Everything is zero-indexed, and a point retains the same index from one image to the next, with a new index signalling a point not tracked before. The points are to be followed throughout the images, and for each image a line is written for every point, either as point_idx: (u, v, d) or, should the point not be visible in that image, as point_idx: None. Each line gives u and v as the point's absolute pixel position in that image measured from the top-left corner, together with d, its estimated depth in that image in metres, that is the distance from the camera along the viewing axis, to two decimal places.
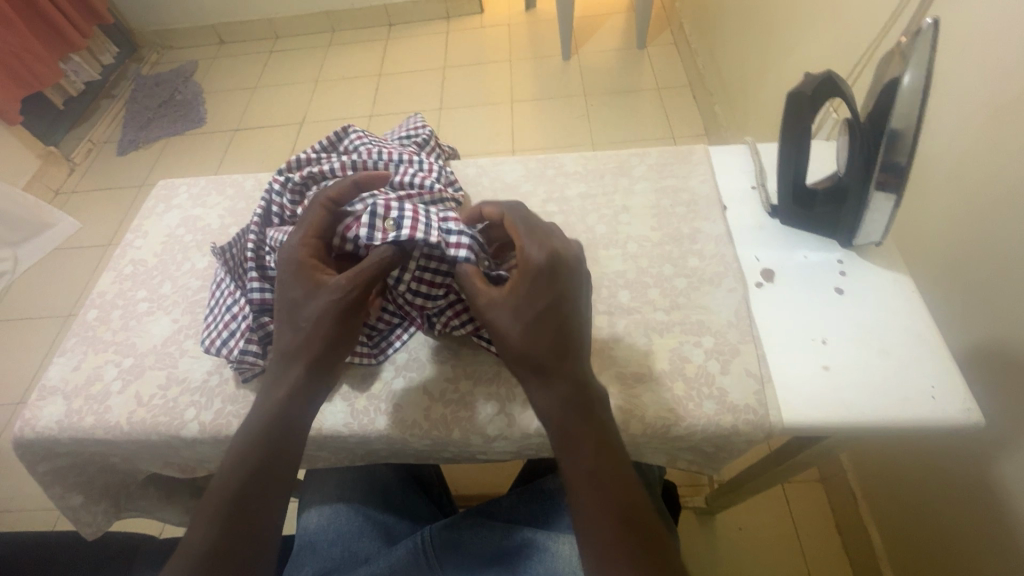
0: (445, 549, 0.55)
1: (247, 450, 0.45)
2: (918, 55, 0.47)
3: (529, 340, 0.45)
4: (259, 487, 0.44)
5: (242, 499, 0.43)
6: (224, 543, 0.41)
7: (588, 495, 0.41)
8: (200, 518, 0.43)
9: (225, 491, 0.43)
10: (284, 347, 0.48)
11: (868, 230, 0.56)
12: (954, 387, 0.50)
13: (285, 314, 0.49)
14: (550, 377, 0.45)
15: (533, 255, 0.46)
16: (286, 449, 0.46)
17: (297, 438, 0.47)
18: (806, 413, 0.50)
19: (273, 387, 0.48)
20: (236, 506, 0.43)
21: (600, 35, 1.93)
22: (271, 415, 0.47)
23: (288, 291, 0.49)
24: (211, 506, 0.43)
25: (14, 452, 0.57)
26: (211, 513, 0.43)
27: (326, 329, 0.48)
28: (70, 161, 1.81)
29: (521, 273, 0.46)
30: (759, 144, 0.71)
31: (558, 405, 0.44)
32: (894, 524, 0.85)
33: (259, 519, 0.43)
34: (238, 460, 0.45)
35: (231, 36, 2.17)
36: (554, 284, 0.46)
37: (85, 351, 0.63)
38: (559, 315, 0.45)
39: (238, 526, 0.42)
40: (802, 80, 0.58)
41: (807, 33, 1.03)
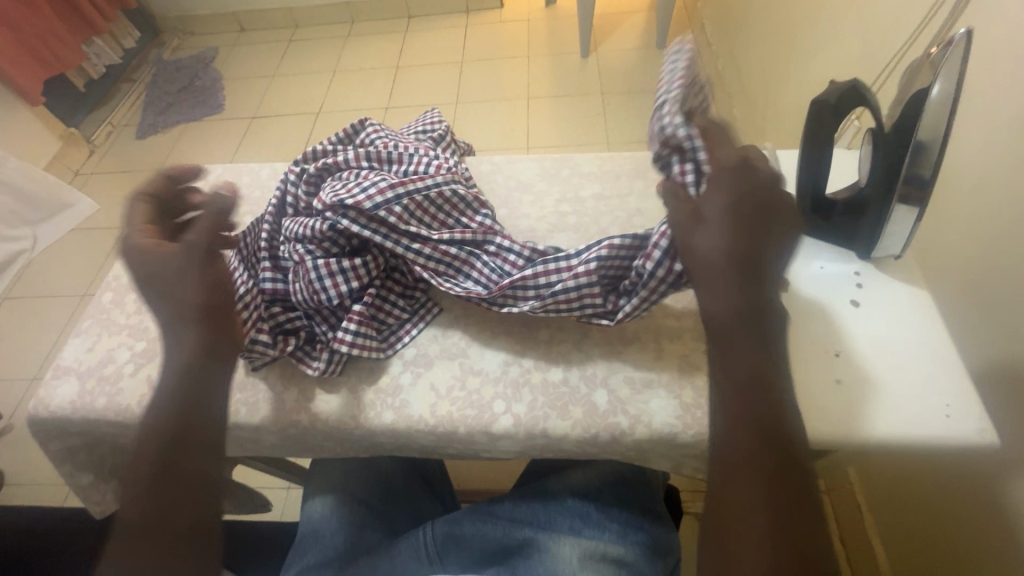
0: (446, 545, 0.56)
1: (181, 396, 0.49)
2: (949, 65, 0.46)
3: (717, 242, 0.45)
4: (178, 457, 0.46)
5: (165, 472, 0.46)
6: (150, 512, 0.44)
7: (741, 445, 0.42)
8: (134, 496, 0.45)
9: (148, 462, 0.46)
10: (164, 318, 0.51)
11: (886, 243, 0.56)
12: (968, 405, 0.49)
13: (148, 289, 0.51)
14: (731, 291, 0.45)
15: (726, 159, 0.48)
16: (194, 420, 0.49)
17: (201, 407, 0.50)
18: (814, 426, 0.50)
19: (185, 347, 0.50)
20: (156, 476, 0.45)
21: (621, 33, 1.91)
22: (199, 350, 0.50)
23: (139, 270, 0.51)
24: (139, 480, 0.45)
25: (29, 430, 0.59)
26: (140, 484, 0.45)
27: (204, 290, 0.51)
28: (89, 143, 1.84)
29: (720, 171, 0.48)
30: (780, 152, 0.70)
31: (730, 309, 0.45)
32: (900, 540, 0.84)
33: (178, 493, 0.45)
34: (162, 427, 0.47)
35: (251, 23, 2.18)
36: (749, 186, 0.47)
37: (100, 333, 0.64)
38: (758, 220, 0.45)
39: (164, 494, 0.45)
40: (827, 88, 0.56)
41: (832, 37, 1.01)
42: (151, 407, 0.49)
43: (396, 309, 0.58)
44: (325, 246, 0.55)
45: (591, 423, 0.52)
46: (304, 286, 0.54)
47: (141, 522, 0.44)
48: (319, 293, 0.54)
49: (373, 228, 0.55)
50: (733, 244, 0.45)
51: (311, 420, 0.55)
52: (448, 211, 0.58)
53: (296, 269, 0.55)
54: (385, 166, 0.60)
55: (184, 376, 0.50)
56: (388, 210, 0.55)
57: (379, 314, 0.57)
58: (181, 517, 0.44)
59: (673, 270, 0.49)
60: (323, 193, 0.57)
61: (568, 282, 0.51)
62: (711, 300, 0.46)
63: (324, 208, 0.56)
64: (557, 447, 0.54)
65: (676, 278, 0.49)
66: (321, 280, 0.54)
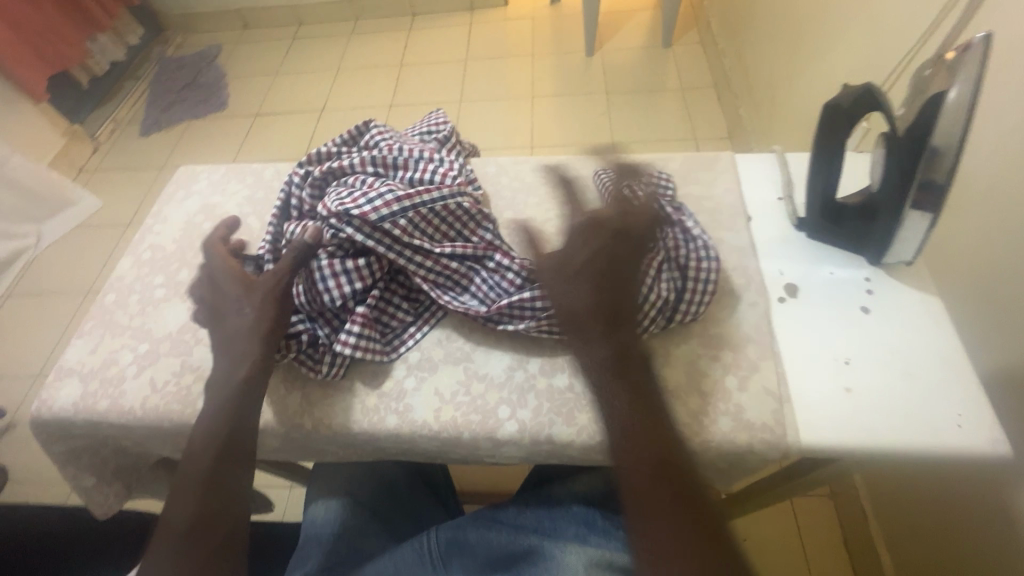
0: (451, 551, 0.55)
1: (232, 411, 0.49)
2: (966, 70, 0.45)
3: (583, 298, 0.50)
4: (225, 468, 0.47)
5: (209, 476, 0.46)
6: (195, 523, 0.44)
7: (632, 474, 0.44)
8: (181, 497, 0.46)
9: (197, 472, 0.46)
10: (226, 336, 0.52)
11: (899, 249, 0.55)
12: (980, 415, 0.49)
13: (218, 325, 0.53)
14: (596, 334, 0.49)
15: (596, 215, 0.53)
16: (243, 428, 0.49)
17: (250, 416, 0.50)
18: (824, 435, 0.49)
19: (235, 366, 0.51)
20: (205, 486, 0.46)
21: (626, 32, 1.90)
22: (249, 368, 0.51)
23: (204, 297, 0.56)
24: (188, 490, 0.46)
25: (31, 431, 0.58)
26: (190, 486, 0.46)
27: (268, 314, 0.52)
28: (93, 139, 1.84)
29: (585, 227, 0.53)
30: (789, 154, 0.69)
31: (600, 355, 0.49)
32: (907, 549, 0.83)
33: (223, 504, 0.45)
34: (212, 437, 0.48)
35: (255, 20, 2.17)
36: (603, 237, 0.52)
37: (102, 335, 0.63)
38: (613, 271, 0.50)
39: (211, 504, 0.45)
40: (839, 92, 0.56)
41: (841, 38, 1.00)
42: (204, 416, 0.50)
43: (399, 312, 0.58)
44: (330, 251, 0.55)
45: (598, 429, 0.52)
46: (307, 291, 0.54)
47: (184, 532, 0.44)
48: (323, 294, 0.54)
49: (379, 236, 0.54)
50: (597, 296, 0.50)
51: (314, 424, 0.55)
52: (451, 223, 0.58)
53: (298, 274, 0.56)
54: (391, 171, 0.60)
55: (235, 390, 0.50)
56: (393, 221, 0.55)
57: (382, 318, 0.57)
58: (219, 521, 0.44)
59: (663, 296, 0.53)
60: (328, 199, 0.57)
61: None
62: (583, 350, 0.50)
63: (328, 215, 0.56)
64: (562, 453, 0.53)
65: (663, 308, 0.53)
66: (324, 284, 0.54)
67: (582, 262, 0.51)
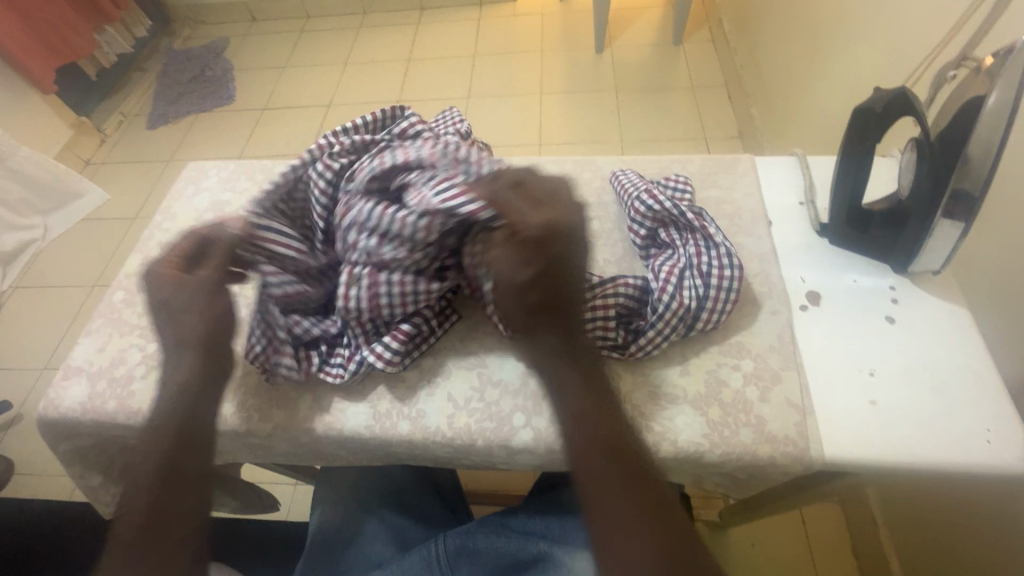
0: (459, 557, 0.54)
1: (188, 405, 0.48)
2: (1008, 75, 0.43)
3: (526, 302, 0.47)
4: (178, 462, 0.46)
5: (173, 471, 0.45)
6: (150, 522, 0.43)
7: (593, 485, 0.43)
8: (140, 491, 0.44)
9: (154, 462, 0.45)
10: (170, 343, 0.50)
11: (927, 259, 0.53)
12: (1010, 431, 0.47)
13: (165, 333, 0.50)
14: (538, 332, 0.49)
15: (530, 222, 0.46)
16: (188, 427, 0.47)
17: (197, 416, 0.48)
18: (848, 449, 0.48)
19: (173, 370, 0.50)
20: (163, 479, 0.45)
21: (636, 28, 1.87)
22: (196, 374, 0.50)
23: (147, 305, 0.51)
24: (144, 482, 0.45)
25: (38, 431, 0.58)
26: (148, 481, 0.45)
27: (202, 322, 0.50)
28: (100, 132, 1.83)
29: (518, 233, 0.46)
30: (810, 157, 0.68)
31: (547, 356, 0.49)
32: (920, 558, 0.81)
33: (177, 499, 0.44)
34: (164, 431, 0.47)
35: (263, 13, 2.16)
36: (550, 250, 0.46)
37: (110, 333, 0.62)
38: (552, 279, 0.47)
39: (169, 497, 0.44)
40: (870, 96, 0.54)
41: (859, 37, 0.98)
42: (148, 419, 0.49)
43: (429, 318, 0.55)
44: (407, 251, 0.50)
45: None
46: (362, 292, 0.50)
47: (141, 527, 0.43)
48: (387, 305, 0.51)
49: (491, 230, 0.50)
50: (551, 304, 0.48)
51: (324, 429, 0.54)
52: None
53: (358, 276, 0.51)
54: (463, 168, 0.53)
55: (192, 384, 0.49)
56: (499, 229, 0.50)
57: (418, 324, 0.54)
58: (182, 518, 0.44)
59: (684, 302, 0.52)
60: (422, 189, 0.50)
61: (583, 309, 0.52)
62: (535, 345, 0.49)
63: (426, 209, 0.49)
64: None
65: (683, 315, 0.52)
66: (385, 287, 0.51)
67: (531, 277, 0.46)
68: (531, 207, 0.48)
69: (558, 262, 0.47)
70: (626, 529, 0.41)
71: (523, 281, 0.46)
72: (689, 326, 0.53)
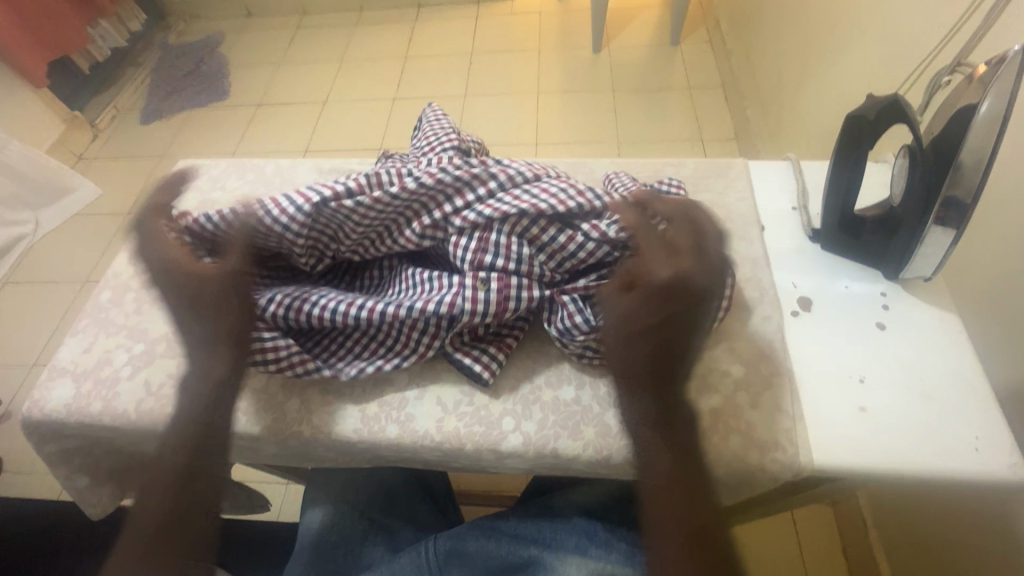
0: (448, 561, 0.54)
1: (201, 412, 0.51)
2: (1000, 83, 0.43)
3: (634, 357, 0.48)
4: (194, 461, 0.48)
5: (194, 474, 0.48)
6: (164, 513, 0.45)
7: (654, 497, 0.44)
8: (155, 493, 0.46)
9: (176, 465, 0.47)
10: (206, 337, 0.51)
11: (918, 265, 0.53)
12: (999, 439, 0.47)
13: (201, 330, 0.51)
14: (641, 386, 0.48)
15: (658, 277, 0.46)
16: (214, 433, 0.51)
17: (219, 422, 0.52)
18: (838, 456, 0.48)
19: (213, 368, 0.51)
20: (187, 480, 0.47)
21: (634, 28, 1.87)
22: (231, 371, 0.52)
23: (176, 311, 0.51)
24: (161, 483, 0.47)
25: (23, 432, 0.57)
26: (166, 482, 0.46)
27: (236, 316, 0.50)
28: (93, 126, 1.82)
29: (647, 291, 0.47)
30: (804, 162, 0.68)
31: (639, 411, 0.48)
32: (907, 560, 0.82)
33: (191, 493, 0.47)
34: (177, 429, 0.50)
35: (259, 8, 2.14)
36: (676, 314, 0.46)
37: (97, 333, 0.62)
38: (669, 344, 0.46)
39: (192, 499, 0.47)
40: (864, 102, 0.54)
41: (855, 41, 0.98)
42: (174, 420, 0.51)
43: (518, 326, 0.55)
44: (552, 266, 0.52)
45: (603, 445, 0.50)
46: (490, 294, 0.50)
47: (159, 526, 0.45)
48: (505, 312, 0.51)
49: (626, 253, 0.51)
50: (660, 351, 0.47)
51: (311, 431, 0.53)
52: None
53: (496, 282, 0.50)
54: None
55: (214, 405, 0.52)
56: None
57: (502, 332, 0.55)
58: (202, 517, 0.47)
59: None
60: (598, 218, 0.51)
61: (577, 318, 0.51)
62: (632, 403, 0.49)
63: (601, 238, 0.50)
64: (567, 468, 0.52)
65: None
66: (515, 292, 0.50)
67: (652, 335, 0.46)
68: (672, 259, 0.47)
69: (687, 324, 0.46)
70: (668, 488, 0.44)
71: (635, 339, 0.47)
72: None
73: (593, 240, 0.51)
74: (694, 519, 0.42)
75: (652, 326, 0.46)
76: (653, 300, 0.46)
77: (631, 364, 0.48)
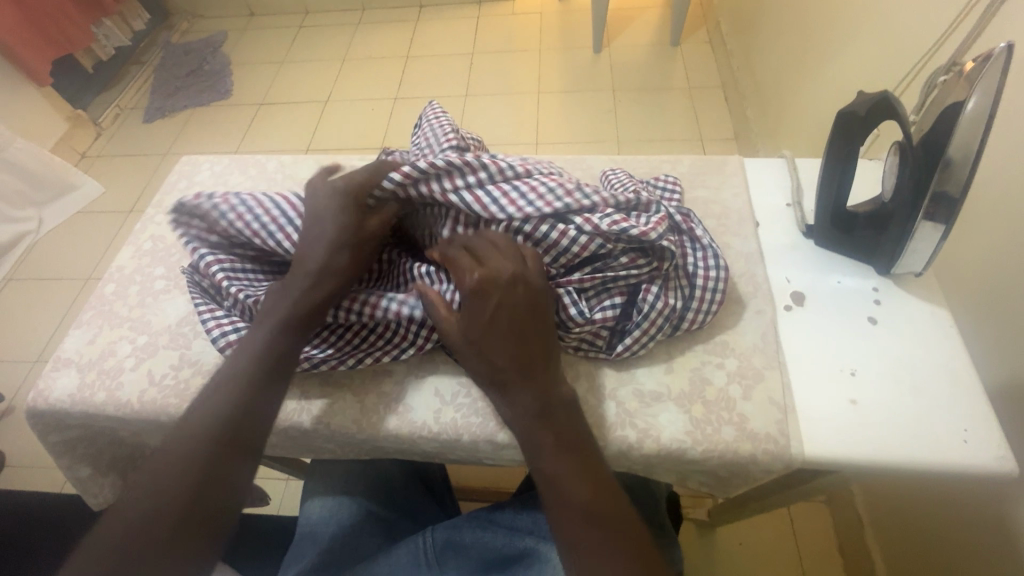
0: (445, 552, 0.55)
1: (241, 399, 0.45)
2: (986, 80, 0.44)
3: (493, 364, 0.48)
4: (225, 459, 0.43)
5: (216, 457, 0.43)
6: (190, 513, 0.40)
7: (568, 504, 0.43)
8: (172, 473, 0.42)
9: (198, 443, 0.43)
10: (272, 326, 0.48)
11: (909, 260, 0.54)
12: (987, 432, 0.48)
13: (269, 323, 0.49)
14: (511, 390, 0.47)
15: (467, 279, 0.48)
16: (248, 417, 0.45)
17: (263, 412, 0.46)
18: (828, 448, 0.48)
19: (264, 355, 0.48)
20: (209, 461, 0.42)
21: (634, 29, 1.88)
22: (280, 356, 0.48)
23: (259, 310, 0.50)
24: (180, 464, 0.42)
25: (28, 421, 0.58)
26: (186, 463, 0.42)
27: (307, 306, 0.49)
28: (97, 125, 1.83)
29: (465, 297, 0.48)
30: (798, 159, 0.69)
31: (522, 414, 0.47)
32: (902, 556, 0.83)
33: (215, 492, 0.42)
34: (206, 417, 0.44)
35: (262, 8, 2.16)
36: (497, 308, 0.48)
37: (101, 326, 0.63)
38: (507, 339, 0.47)
39: (208, 485, 0.42)
40: (855, 99, 0.55)
41: (853, 41, 0.99)
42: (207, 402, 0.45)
43: None
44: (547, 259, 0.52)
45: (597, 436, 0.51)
46: None
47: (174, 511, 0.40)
48: None
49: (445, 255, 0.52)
50: (516, 351, 0.47)
51: (311, 422, 0.54)
52: None
53: None
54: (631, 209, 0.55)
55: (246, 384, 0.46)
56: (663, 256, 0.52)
57: None
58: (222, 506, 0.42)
59: (670, 304, 0.52)
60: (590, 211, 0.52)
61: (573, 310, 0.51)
62: (515, 408, 0.47)
63: (592, 231, 0.50)
64: None
65: (669, 316, 0.52)
66: None
67: (488, 337, 0.47)
68: (480, 259, 0.49)
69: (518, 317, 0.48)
70: (586, 489, 0.43)
71: (482, 345, 0.48)
72: (674, 327, 0.54)
73: (587, 234, 0.50)
74: (616, 516, 0.42)
75: (486, 328, 0.48)
76: (470, 301, 0.48)
77: (495, 369, 0.48)
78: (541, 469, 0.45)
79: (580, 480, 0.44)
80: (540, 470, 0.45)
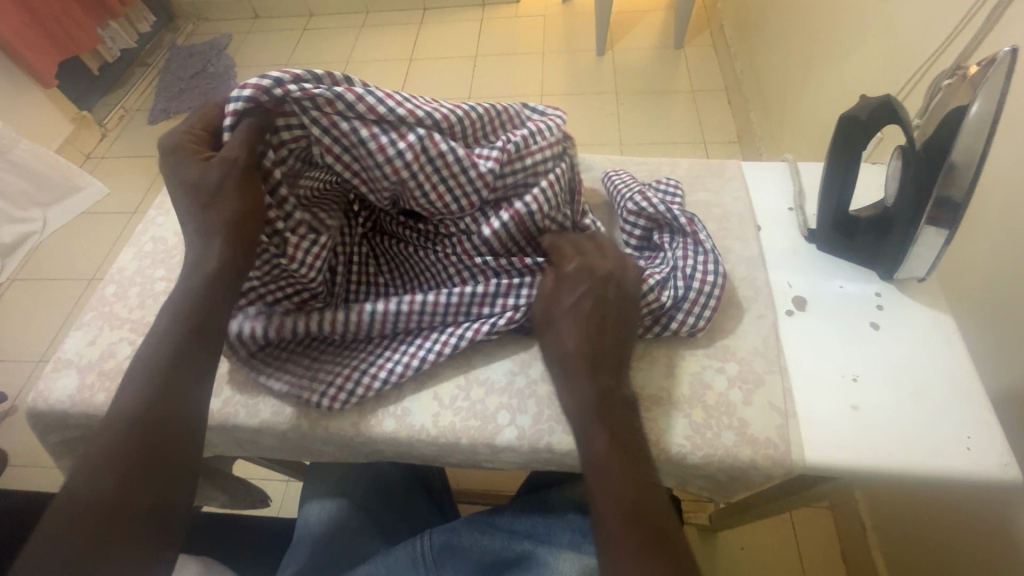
0: (443, 555, 0.54)
1: (162, 388, 0.43)
2: (990, 83, 0.44)
3: (573, 344, 0.49)
4: (158, 447, 0.41)
5: (150, 446, 0.41)
6: (122, 504, 0.39)
7: (612, 496, 0.42)
8: (97, 465, 0.40)
9: (126, 433, 0.41)
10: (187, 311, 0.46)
11: (911, 266, 0.54)
12: (990, 439, 0.47)
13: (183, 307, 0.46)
14: (579, 371, 0.48)
15: (569, 266, 0.53)
16: (171, 402, 0.43)
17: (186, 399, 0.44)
18: (829, 455, 0.48)
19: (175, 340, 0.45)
20: (142, 449, 0.41)
21: (638, 31, 1.88)
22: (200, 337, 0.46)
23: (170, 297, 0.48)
24: (107, 455, 0.40)
25: (28, 422, 0.58)
26: (113, 454, 0.40)
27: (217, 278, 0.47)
28: (102, 126, 1.84)
29: (565, 279, 0.52)
30: (800, 163, 0.68)
31: (579, 397, 0.47)
32: (905, 562, 0.82)
33: (147, 482, 0.40)
34: (130, 416, 0.42)
35: (266, 11, 2.17)
36: (594, 296, 0.51)
37: (101, 326, 0.63)
38: (596, 326, 0.50)
39: (139, 475, 0.40)
40: (857, 104, 0.54)
41: (857, 45, 0.98)
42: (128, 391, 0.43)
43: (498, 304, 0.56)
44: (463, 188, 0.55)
45: None
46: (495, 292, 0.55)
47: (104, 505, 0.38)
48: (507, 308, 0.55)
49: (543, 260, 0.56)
50: (592, 338, 0.49)
51: (309, 424, 0.54)
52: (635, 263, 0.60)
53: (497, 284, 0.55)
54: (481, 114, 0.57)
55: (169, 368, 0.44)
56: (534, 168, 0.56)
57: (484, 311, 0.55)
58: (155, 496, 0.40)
59: (661, 299, 0.53)
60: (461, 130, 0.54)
61: None
62: (573, 392, 0.48)
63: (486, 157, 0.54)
64: (562, 462, 0.52)
65: (659, 311, 0.53)
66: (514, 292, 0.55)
67: (576, 318, 0.50)
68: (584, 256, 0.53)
69: (615, 309, 0.51)
70: (628, 484, 0.43)
71: (566, 324, 0.50)
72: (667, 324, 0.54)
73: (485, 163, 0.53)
74: (657, 518, 0.42)
75: (579, 310, 0.50)
76: (566, 281, 0.52)
77: (568, 350, 0.49)
78: (594, 457, 0.45)
79: (625, 475, 0.43)
80: (591, 462, 0.45)
